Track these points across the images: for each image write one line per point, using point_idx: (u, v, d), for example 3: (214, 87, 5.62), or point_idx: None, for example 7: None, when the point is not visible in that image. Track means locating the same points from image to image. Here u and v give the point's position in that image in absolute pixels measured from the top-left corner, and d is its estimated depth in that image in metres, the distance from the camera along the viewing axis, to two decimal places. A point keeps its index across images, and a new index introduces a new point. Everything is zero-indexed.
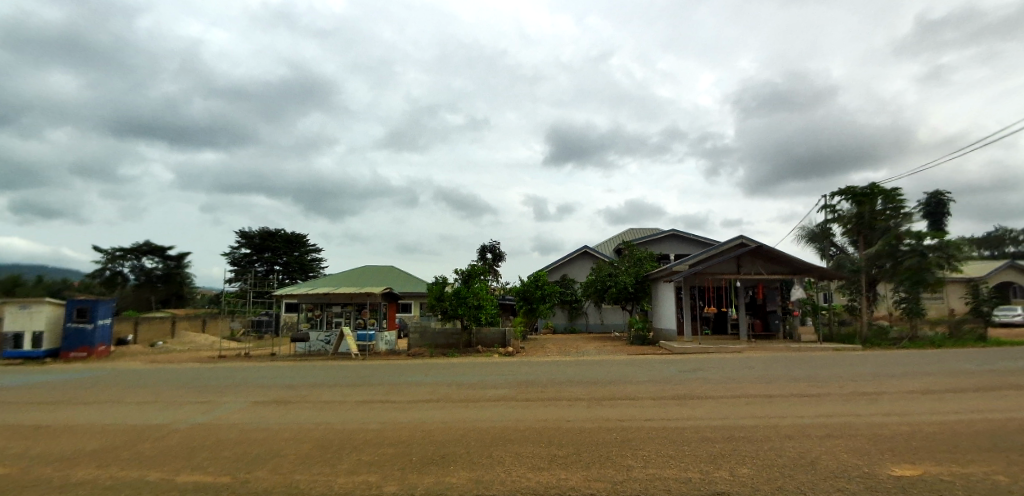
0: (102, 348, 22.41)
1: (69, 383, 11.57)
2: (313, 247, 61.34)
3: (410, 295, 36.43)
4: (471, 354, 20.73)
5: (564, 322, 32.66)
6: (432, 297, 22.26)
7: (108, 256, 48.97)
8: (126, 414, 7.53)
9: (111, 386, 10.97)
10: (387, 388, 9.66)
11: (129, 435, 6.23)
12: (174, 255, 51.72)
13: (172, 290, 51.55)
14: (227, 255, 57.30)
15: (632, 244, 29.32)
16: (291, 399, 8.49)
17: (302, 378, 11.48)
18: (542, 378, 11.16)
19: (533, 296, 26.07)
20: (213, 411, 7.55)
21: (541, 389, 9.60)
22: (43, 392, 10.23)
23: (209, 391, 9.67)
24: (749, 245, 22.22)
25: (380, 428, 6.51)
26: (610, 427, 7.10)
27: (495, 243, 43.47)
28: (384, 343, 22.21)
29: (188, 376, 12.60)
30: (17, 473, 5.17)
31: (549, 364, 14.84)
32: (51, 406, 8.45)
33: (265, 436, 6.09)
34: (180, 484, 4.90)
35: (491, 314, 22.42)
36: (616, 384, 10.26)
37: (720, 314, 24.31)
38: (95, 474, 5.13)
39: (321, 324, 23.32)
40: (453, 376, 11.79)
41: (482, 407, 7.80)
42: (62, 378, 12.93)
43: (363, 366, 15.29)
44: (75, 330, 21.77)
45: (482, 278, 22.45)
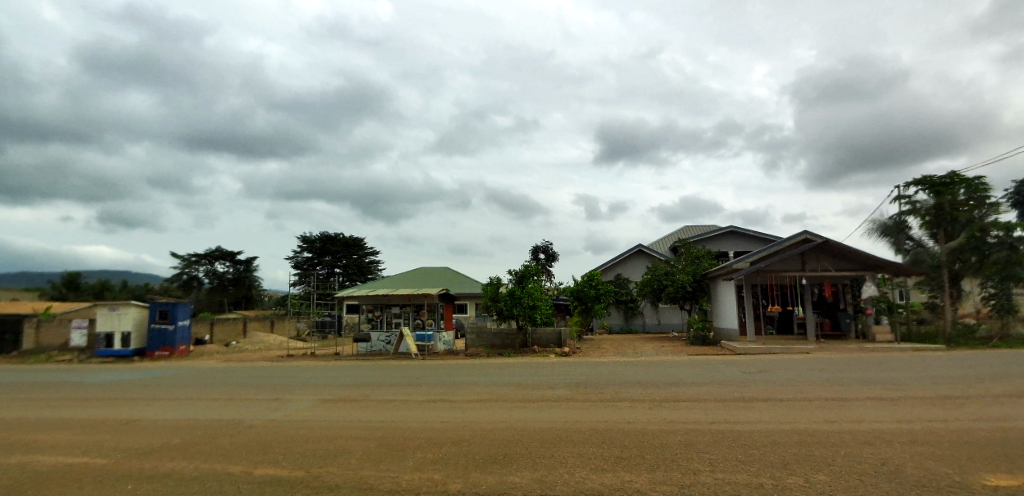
0: (182, 348, 23.82)
1: (151, 381, 12.32)
2: (371, 250, 63.30)
3: (466, 297, 37.26)
4: (528, 355, 20.57)
5: (620, 322, 32.19)
6: (488, 298, 22.67)
7: (183, 261, 52.25)
8: (204, 410, 7.96)
9: (191, 383, 11.57)
10: (444, 388, 9.77)
11: (209, 430, 6.58)
12: (243, 260, 54.46)
13: (242, 292, 54.19)
14: (291, 259, 59.97)
15: (688, 242, 28.67)
16: (354, 398, 8.73)
17: (361, 378, 11.80)
18: (598, 380, 10.96)
19: (587, 296, 25.81)
20: (284, 408, 7.87)
21: (597, 391, 9.42)
22: (133, 389, 10.90)
23: (276, 389, 10.06)
24: (814, 241, 21.31)
25: (441, 427, 6.60)
26: (672, 429, 6.90)
27: (548, 244, 43.57)
28: (442, 343, 22.64)
29: (258, 374, 13.14)
30: (113, 464, 5.55)
31: (612, 364, 14.54)
32: (138, 402, 9.03)
33: (333, 434, 6.26)
34: (259, 476, 5.14)
35: (546, 314, 22.44)
36: (675, 385, 9.95)
37: (784, 314, 23.29)
38: (181, 465, 5.44)
39: (381, 324, 24.01)
40: (508, 376, 11.74)
41: (539, 408, 7.72)
42: (144, 376, 13.73)
43: (421, 365, 15.57)
44: (159, 330, 23.24)
45: (535, 278, 22.55)
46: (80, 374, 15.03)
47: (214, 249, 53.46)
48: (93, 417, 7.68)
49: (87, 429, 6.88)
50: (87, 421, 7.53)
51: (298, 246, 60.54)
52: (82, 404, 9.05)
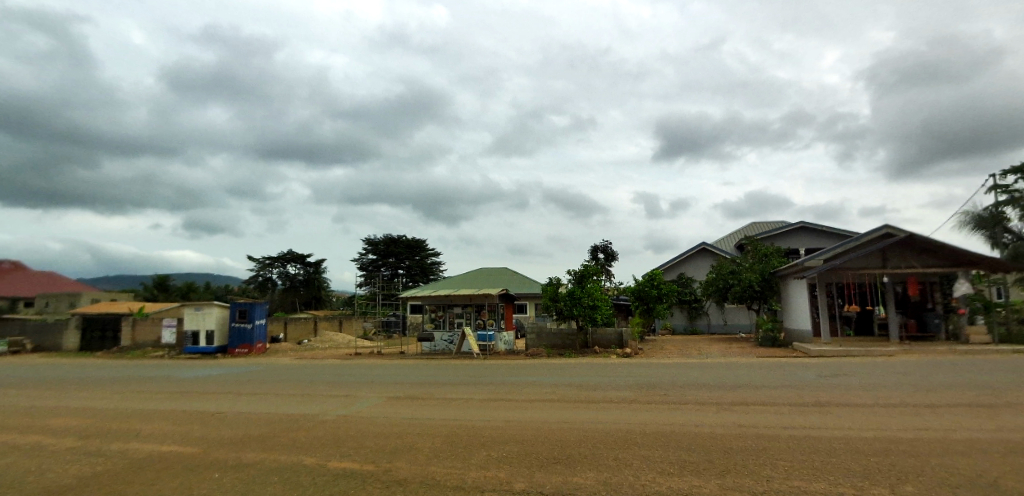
0: (259, 346, 25.28)
1: (236, 376, 13.17)
2: (432, 251, 64.80)
3: (525, 297, 37.34)
4: (589, 355, 20.52)
5: (683, 323, 31.42)
6: (547, 297, 22.61)
7: (259, 264, 55.89)
8: (281, 405, 8.40)
9: (271, 379, 12.28)
10: (506, 387, 9.83)
11: (287, 423, 6.93)
12: (313, 262, 57.35)
13: (312, 293, 56.88)
14: (357, 261, 62.53)
15: (755, 240, 27.33)
16: (420, 396, 8.94)
17: (427, 376, 12.09)
18: (663, 381, 10.70)
19: (649, 296, 25.39)
20: (354, 405, 8.17)
21: (663, 392, 9.18)
22: (220, 384, 11.70)
23: (347, 386, 10.48)
24: (896, 235, 19.82)
25: (504, 426, 6.64)
26: (743, 434, 6.62)
27: (607, 243, 43.24)
28: (502, 343, 22.77)
29: (330, 372, 13.75)
30: (202, 453, 5.96)
31: (682, 366, 14.10)
32: (224, 396, 9.67)
33: (400, 430, 6.43)
34: (332, 469, 5.36)
35: (606, 314, 22.21)
36: (746, 389, 9.54)
37: (863, 314, 21.99)
38: (262, 456, 5.76)
39: (444, 324, 24.54)
40: (570, 377, 11.65)
41: (601, 409, 7.61)
42: (228, 371, 14.70)
43: (482, 365, 15.77)
44: (238, 329, 24.71)
45: (595, 278, 22.30)
46: (172, 369, 16.29)
47: (286, 252, 56.50)
48: (184, 410, 8.28)
49: (179, 420, 7.43)
50: (179, 413, 8.13)
51: (364, 248, 63.04)
52: (175, 397, 9.79)
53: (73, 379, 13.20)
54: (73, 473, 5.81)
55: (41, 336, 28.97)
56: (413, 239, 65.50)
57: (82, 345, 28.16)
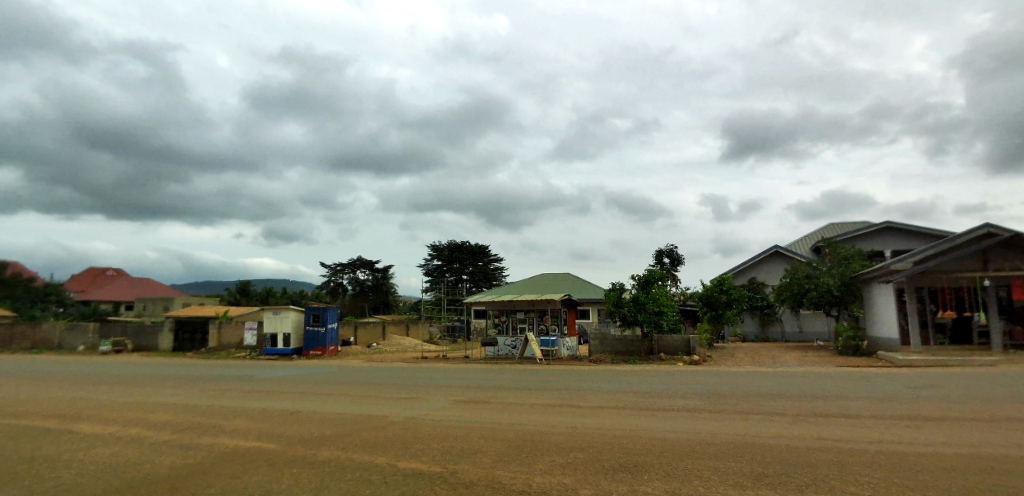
0: (331, 348, 26.57)
1: (313, 377, 13.92)
2: (495, 257, 65.72)
3: (587, 302, 37.75)
4: (655, 362, 20.13)
5: (755, 330, 30.22)
6: (610, 303, 22.26)
7: (331, 270, 59.48)
8: (353, 405, 8.76)
9: (345, 380, 12.88)
10: (571, 393, 9.76)
11: (358, 423, 7.21)
12: (380, 268, 59.88)
13: (381, 298, 59.21)
14: (423, 267, 64.57)
15: (834, 241, 26.11)
16: (484, 400, 9.04)
17: (492, 380, 12.24)
18: (736, 390, 10.26)
19: (718, 302, 24.55)
20: (421, 407, 8.38)
21: (735, 402, 8.81)
22: (298, 384, 12.38)
23: (415, 389, 10.77)
24: (998, 235, 18.26)
25: (569, 432, 6.58)
26: (823, 447, 6.22)
27: (673, 247, 42.48)
28: (566, 349, 23.17)
29: (400, 374, 14.24)
30: (282, 449, 6.30)
31: (757, 375, 13.54)
32: (301, 396, 10.21)
33: (466, 433, 6.52)
34: (401, 469, 5.51)
35: (673, 320, 21.46)
36: (826, 400, 8.97)
37: (959, 321, 20.27)
38: (335, 454, 6.00)
39: (507, 329, 24.58)
40: (637, 384, 11.45)
41: (669, 418, 7.41)
42: (304, 372, 15.54)
43: (545, 370, 15.80)
44: (312, 332, 26.09)
45: (659, 284, 21.77)
46: (256, 369, 17.44)
47: (356, 259, 59.28)
48: (265, 407, 8.80)
49: (261, 418, 7.89)
50: (260, 410, 8.65)
51: (430, 254, 65.07)
52: (258, 395, 10.44)
53: (172, 376, 14.43)
54: (170, 464, 6.30)
55: (140, 338, 31.61)
56: (476, 245, 66.79)
57: (176, 345, 30.68)
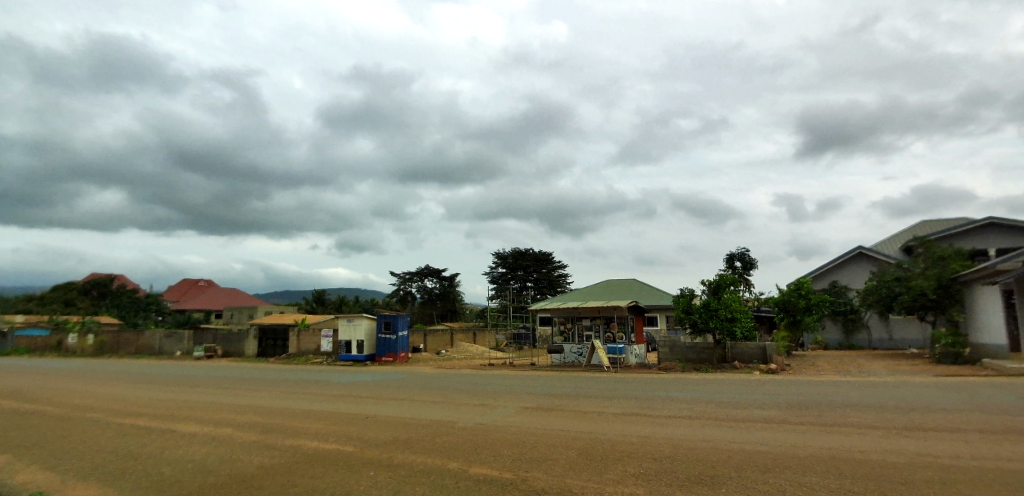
0: (402, 355, 27.60)
1: (388, 383, 14.49)
2: (559, 263, 65.93)
3: (657, 309, 37.77)
4: (729, 371, 19.25)
5: (838, 337, 28.50)
6: (680, 310, 21.95)
7: (401, 279, 61.87)
8: (425, 411, 9.03)
9: (418, 386, 13.30)
10: (643, 402, 9.57)
11: (431, 428, 7.42)
12: (447, 276, 61.67)
13: (448, 306, 61.07)
14: (488, 274, 65.81)
15: (929, 240, 23.94)
16: (552, 407, 9.05)
17: (562, 388, 12.24)
18: (822, 401, 9.69)
19: (795, 306, 23.63)
20: (491, 413, 8.51)
21: (819, 414, 8.32)
22: (374, 389, 12.93)
23: (484, 395, 10.95)
24: None
25: (640, 441, 6.46)
26: (921, 463, 5.73)
27: (745, 249, 41.25)
28: (634, 357, 22.43)
29: (470, 381, 14.52)
30: (359, 452, 6.58)
31: (841, 384, 12.74)
32: (375, 400, 10.66)
33: (536, 440, 6.54)
34: (473, 474, 5.59)
35: (747, 327, 21.11)
36: (928, 411, 8.27)
37: None
38: (409, 458, 6.18)
39: (573, 337, 24.56)
40: (713, 393, 11.06)
41: (746, 429, 7.11)
42: (379, 378, 16.23)
43: (612, 378, 15.61)
44: (384, 340, 27.21)
45: (731, 289, 21.47)
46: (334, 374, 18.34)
47: (424, 268, 61.62)
48: (343, 411, 9.25)
49: (339, 421, 8.29)
50: (338, 413, 9.09)
51: (494, 262, 66.27)
52: (336, 399, 10.98)
53: (260, 381, 15.48)
54: (257, 463, 6.73)
55: (228, 344, 33.97)
56: (540, 252, 67.28)
57: (260, 351, 32.79)
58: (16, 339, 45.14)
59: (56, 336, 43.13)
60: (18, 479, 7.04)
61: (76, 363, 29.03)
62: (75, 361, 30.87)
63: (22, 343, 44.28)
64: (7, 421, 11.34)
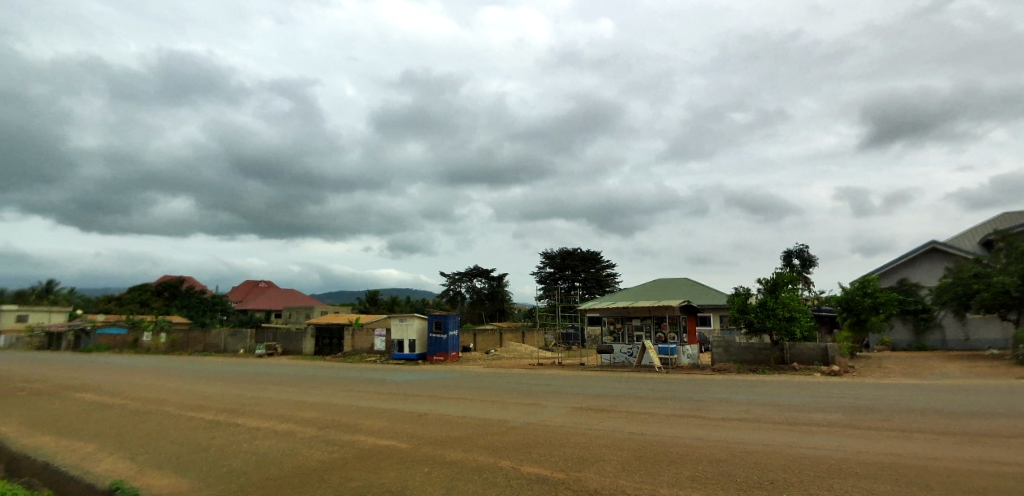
0: (452, 354, 28.09)
1: (439, 382, 14.77)
2: (608, 263, 65.30)
3: (710, 309, 36.97)
4: (787, 372, 18.69)
5: (908, 338, 26.80)
6: (734, 310, 21.25)
7: (451, 279, 62.98)
8: (475, 410, 9.15)
9: (468, 385, 13.49)
10: (697, 404, 9.34)
11: (482, 427, 7.51)
12: (495, 276, 62.30)
13: (497, 306, 61.64)
14: (536, 274, 65.98)
15: (1011, 234, 22.41)
16: (603, 408, 8.99)
17: (612, 389, 12.12)
18: (895, 405, 9.14)
19: (859, 305, 22.45)
20: (541, 413, 8.54)
21: (889, 419, 7.87)
22: (425, 387, 13.22)
23: (533, 395, 10.99)
24: None
25: (695, 444, 6.31)
26: (1007, 473, 5.30)
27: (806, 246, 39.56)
28: (687, 357, 22.08)
29: (519, 381, 14.61)
30: (413, 449, 6.75)
31: (912, 387, 12.01)
32: (426, 399, 10.90)
33: (587, 441, 6.51)
34: (525, 473, 5.63)
35: (806, 327, 20.16)
36: (1017, 417, 7.64)
37: None
38: (462, 456, 6.29)
39: (623, 337, 24.31)
40: (773, 396, 10.67)
41: (808, 434, 6.81)
42: (430, 377, 16.58)
43: (664, 379, 15.32)
44: (435, 339, 27.71)
45: (789, 288, 20.65)
46: (387, 373, 18.84)
47: (473, 268, 62.60)
48: (396, 409, 9.52)
49: (392, 419, 8.52)
50: (392, 411, 9.34)
51: (542, 262, 66.35)
52: (389, 397, 11.31)
53: (317, 378, 16.10)
54: (316, 458, 7.01)
55: (287, 342, 35.56)
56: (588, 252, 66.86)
57: (316, 350, 34.11)
58: (99, 337, 48.91)
59: (133, 334, 46.41)
60: (102, 467, 7.61)
61: (152, 360, 31.11)
62: (152, 358, 33.28)
63: (105, 341, 47.93)
64: (93, 413, 12.29)
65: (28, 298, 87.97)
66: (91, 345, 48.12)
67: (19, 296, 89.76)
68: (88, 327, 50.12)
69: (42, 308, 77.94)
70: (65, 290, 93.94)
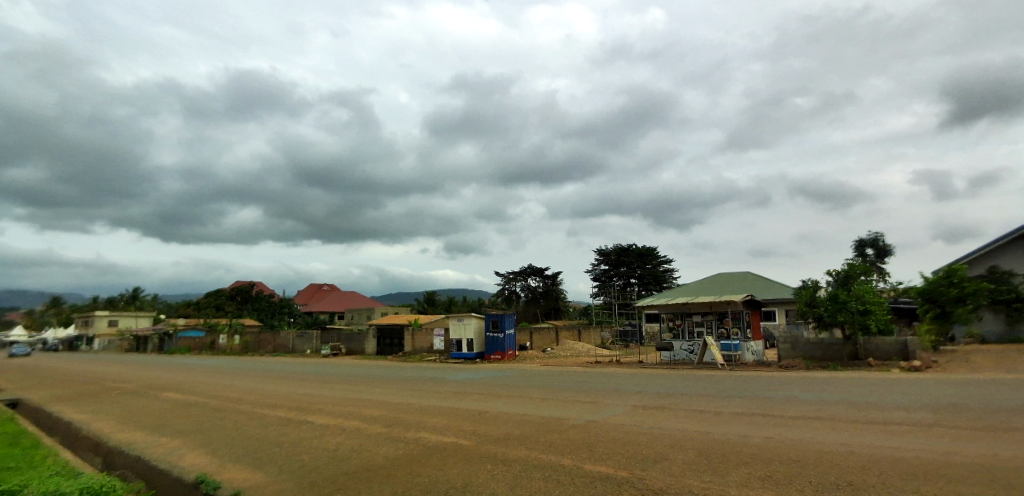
0: (509, 353, 28.37)
1: (498, 380, 15.01)
2: (664, 259, 63.87)
3: (775, 303, 35.52)
4: (861, 368, 17.67)
5: (1000, 330, 24.63)
6: (802, 303, 20.30)
7: (505, 278, 63.61)
8: (536, 408, 9.21)
9: (527, 383, 13.60)
10: (766, 401, 9.03)
11: (543, 425, 7.55)
12: (549, 275, 62.28)
13: (552, 304, 61.60)
14: (591, 272, 65.47)
15: None
16: (665, 406, 8.82)
17: (675, 386, 11.87)
18: (993, 403, 8.41)
19: (943, 295, 20.96)
20: (602, 411, 8.50)
21: (982, 417, 7.30)
22: (484, 385, 13.45)
23: (593, 393, 10.95)
24: None
25: (767, 444, 6.09)
26: None
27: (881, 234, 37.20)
28: (751, 354, 21.59)
29: (577, 379, 14.56)
30: (475, 446, 6.88)
31: (1007, 383, 11.06)
32: (486, 397, 11.09)
33: (651, 440, 6.42)
34: (589, 472, 5.62)
35: (883, 320, 18.92)
36: None
37: None
38: (524, 454, 6.35)
39: (683, 334, 23.72)
40: (851, 394, 10.11)
41: (889, 433, 6.44)
42: (490, 375, 16.82)
43: (729, 376, 14.85)
44: (492, 338, 28.08)
45: (863, 279, 19.56)
46: (446, 371, 19.24)
47: (527, 267, 62.86)
48: (457, 407, 9.73)
49: (454, 417, 8.70)
50: (454, 409, 9.56)
51: (596, 259, 65.76)
52: (450, 396, 11.56)
53: (380, 377, 16.70)
54: (383, 454, 7.28)
55: (351, 342, 37.06)
56: (644, 248, 65.59)
57: (378, 350, 35.35)
58: (180, 339, 52.63)
59: (210, 336, 49.63)
60: (187, 461, 8.21)
61: (229, 360, 33.21)
62: (229, 359, 35.62)
63: (186, 343, 51.57)
64: (177, 411, 13.27)
65: (118, 305, 95.89)
66: (174, 346, 51.88)
67: (111, 303, 98.14)
68: (171, 330, 54.06)
69: (131, 314, 84.87)
70: (149, 296, 101.69)
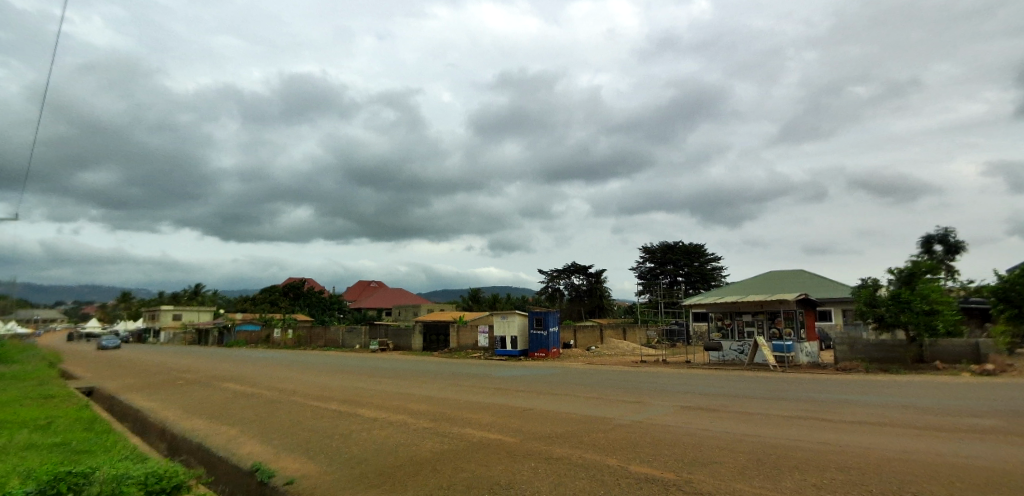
0: (553, 351, 28.37)
1: (541, 377, 15.02)
2: (713, 257, 62.18)
3: (832, 302, 34.01)
4: (926, 371, 16.77)
5: None
6: (861, 303, 19.06)
7: (549, 276, 63.65)
8: (579, 406, 9.18)
9: (569, 382, 13.53)
10: (821, 405, 8.63)
11: (587, 424, 7.53)
12: (593, 272, 61.77)
13: (596, 302, 61.02)
14: (637, 270, 64.51)
15: None
16: (713, 408, 8.63)
17: (723, 388, 11.53)
18: None
19: (1020, 295, 19.43)
20: (646, 411, 8.39)
21: None
22: (526, 383, 13.50)
23: (637, 393, 10.81)
24: None
25: (821, 449, 5.87)
26: None
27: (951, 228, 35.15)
28: (806, 355, 20.75)
29: (621, 378, 14.37)
30: (519, 444, 6.94)
31: None
32: (529, 395, 11.13)
33: (698, 442, 6.29)
34: (634, 473, 5.57)
35: (951, 321, 17.96)
36: None
37: None
38: (569, 452, 6.37)
39: (732, 333, 23.06)
40: (916, 398, 9.50)
41: (956, 441, 6.07)
42: (532, 373, 16.81)
43: (782, 379, 14.29)
44: (536, 336, 28.17)
45: (930, 278, 18.43)
46: (490, 368, 19.42)
47: (571, 265, 62.60)
48: (501, 404, 9.85)
49: (497, 413, 8.82)
50: (497, 406, 9.67)
51: (642, 257, 64.76)
52: (493, 393, 11.69)
53: (424, 373, 17.03)
54: (430, 448, 7.47)
55: (397, 338, 38.02)
56: (691, 245, 64.06)
57: (424, 346, 36.13)
58: (238, 333, 55.30)
59: (265, 331, 51.95)
60: (245, 449, 8.66)
61: (285, 354, 34.73)
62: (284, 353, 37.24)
63: (243, 337, 54.31)
64: (234, 401, 13.99)
65: (182, 300, 101.77)
66: (233, 340, 54.68)
67: (175, 299, 104.31)
68: (230, 324, 57.02)
69: (194, 308, 89.91)
70: (210, 293, 107.43)
